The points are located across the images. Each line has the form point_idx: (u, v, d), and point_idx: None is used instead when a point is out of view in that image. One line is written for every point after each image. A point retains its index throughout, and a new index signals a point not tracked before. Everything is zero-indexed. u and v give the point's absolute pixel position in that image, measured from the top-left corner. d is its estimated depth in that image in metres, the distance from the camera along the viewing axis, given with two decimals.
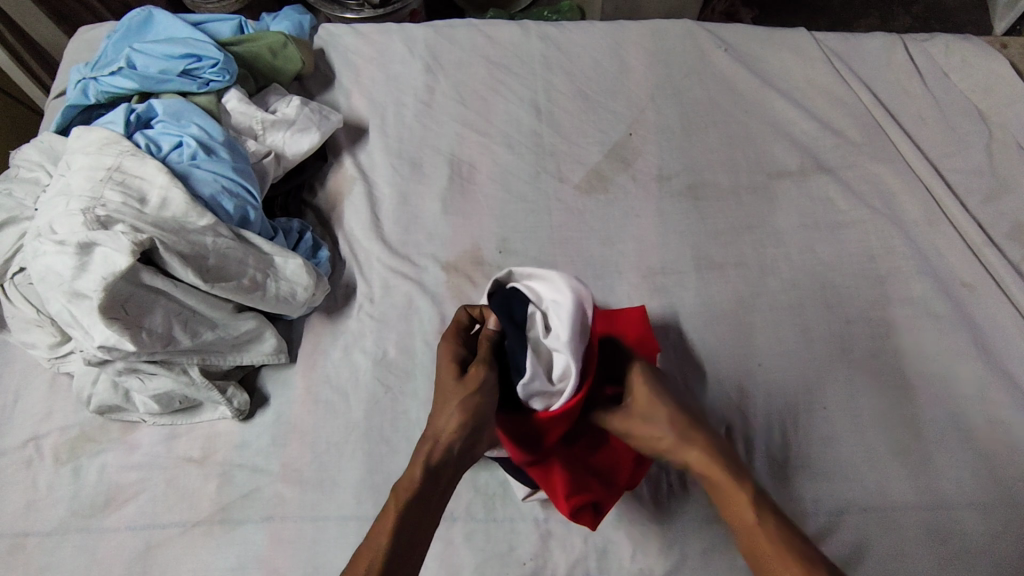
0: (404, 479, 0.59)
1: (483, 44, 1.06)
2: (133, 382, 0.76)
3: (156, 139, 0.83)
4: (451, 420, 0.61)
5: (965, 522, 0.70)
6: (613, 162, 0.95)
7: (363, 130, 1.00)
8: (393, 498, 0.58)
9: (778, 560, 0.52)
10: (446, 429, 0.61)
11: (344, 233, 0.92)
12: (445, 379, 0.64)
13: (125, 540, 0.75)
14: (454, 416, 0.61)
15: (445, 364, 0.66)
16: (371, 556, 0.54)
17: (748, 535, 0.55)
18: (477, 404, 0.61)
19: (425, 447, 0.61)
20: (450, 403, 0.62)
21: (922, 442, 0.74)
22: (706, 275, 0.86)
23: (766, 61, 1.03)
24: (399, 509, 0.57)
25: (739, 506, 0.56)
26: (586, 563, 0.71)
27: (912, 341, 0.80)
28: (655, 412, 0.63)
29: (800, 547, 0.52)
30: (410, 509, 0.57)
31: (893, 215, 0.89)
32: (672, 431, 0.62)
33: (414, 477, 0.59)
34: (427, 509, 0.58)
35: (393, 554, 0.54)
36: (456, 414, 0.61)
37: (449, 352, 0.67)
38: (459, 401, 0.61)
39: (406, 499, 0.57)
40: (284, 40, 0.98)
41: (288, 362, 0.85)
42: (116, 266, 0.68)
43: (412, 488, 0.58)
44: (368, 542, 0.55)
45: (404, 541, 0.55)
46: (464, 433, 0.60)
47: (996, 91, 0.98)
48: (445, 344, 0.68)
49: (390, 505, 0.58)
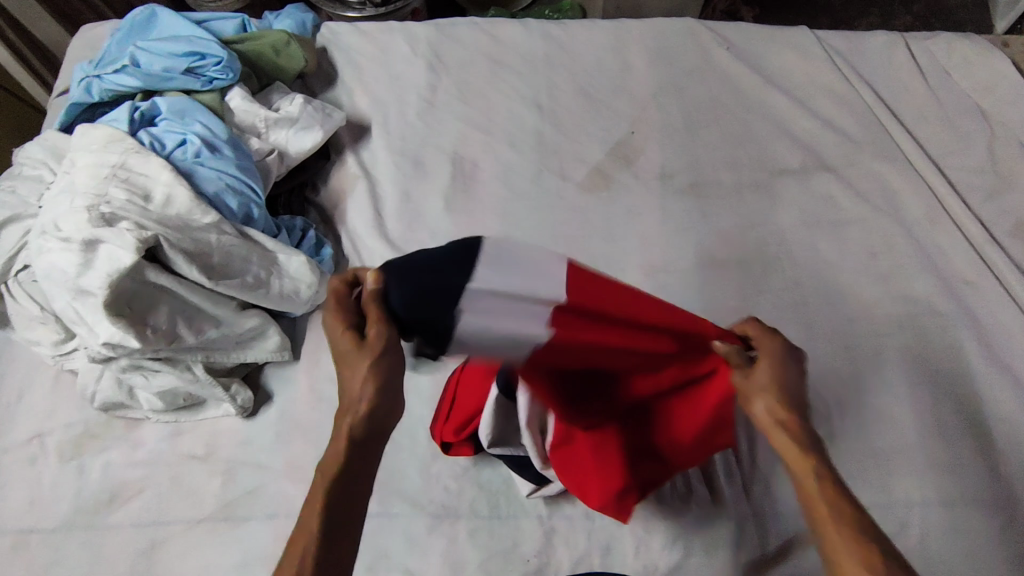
0: (325, 459, 0.55)
1: (485, 42, 1.06)
2: (136, 379, 0.76)
3: (160, 136, 0.83)
4: (363, 389, 0.55)
5: (968, 518, 0.70)
6: (615, 159, 0.96)
7: (365, 129, 1.00)
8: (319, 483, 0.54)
9: (841, 540, 0.49)
10: (357, 399, 0.55)
11: (347, 231, 0.93)
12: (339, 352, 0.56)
13: (130, 537, 0.75)
14: (360, 386, 0.55)
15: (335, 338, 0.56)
16: (305, 536, 0.53)
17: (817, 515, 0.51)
18: (380, 371, 0.55)
19: (338, 422, 0.56)
20: (355, 378, 0.55)
21: (925, 439, 0.74)
22: (708, 273, 0.86)
23: (768, 59, 1.03)
24: (329, 490, 0.54)
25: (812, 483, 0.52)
26: (589, 559, 0.71)
27: (914, 339, 0.80)
28: (774, 385, 0.55)
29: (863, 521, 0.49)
30: (339, 489, 0.54)
31: (894, 213, 0.89)
32: (772, 410, 0.55)
33: (339, 457, 0.55)
34: (353, 485, 0.55)
35: (326, 532, 0.53)
36: (364, 383, 0.55)
37: (335, 323, 0.57)
38: (363, 372, 0.55)
39: (332, 479, 0.54)
40: (287, 39, 0.99)
41: (292, 360, 0.84)
42: (120, 263, 0.68)
43: (335, 468, 0.54)
44: (302, 519, 0.54)
45: (338, 519, 0.54)
46: (377, 398, 0.55)
47: (998, 89, 0.98)
48: (330, 317, 0.57)
49: (317, 485, 0.55)
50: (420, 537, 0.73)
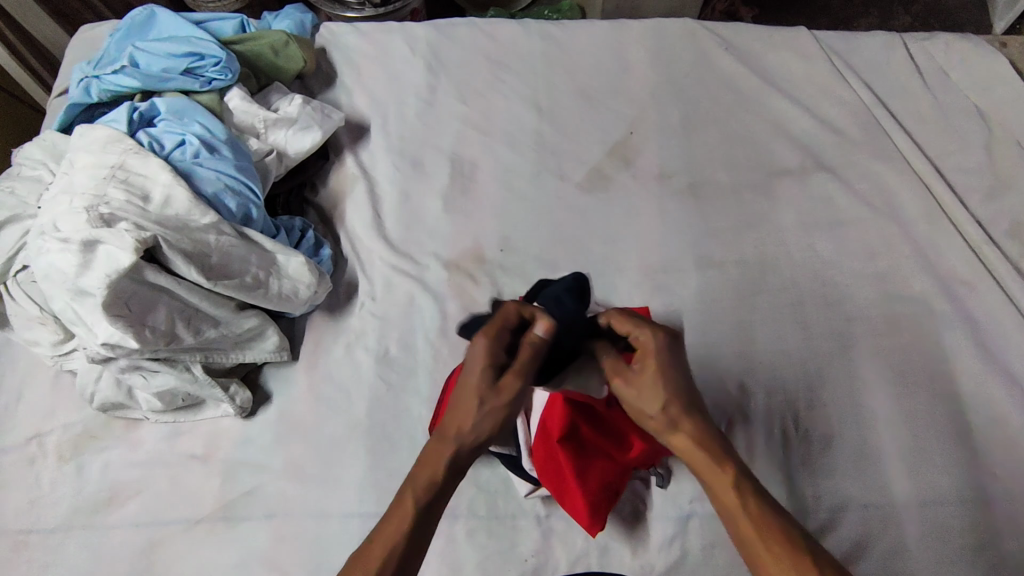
0: (420, 479, 0.56)
1: (484, 42, 1.06)
2: (135, 380, 0.76)
3: (159, 137, 0.83)
4: (478, 424, 0.57)
5: (965, 518, 0.70)
6: (614, 160, 0.96)
7: (364, 129, 1.00)
8: (408, 502, 0.56)
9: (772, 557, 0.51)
10: (469, 432, 0.57)
11: (346, 231, 0.93)
12: (477, 383, 0.57)
13: (128, 537, 0.75)
14: (484, 421, 0.57)
15: (475, 369, 0.58)
16: (382, 551, 0.54)
17: (738, 527, 0.54)
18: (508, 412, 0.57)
19: (438, 446, 0.57)
20: (485, 412, 0.57)
21: (923, 439, 0.74)
22: (707, 273, 0.86)
23: (767, 60, 1.03)
24: (416, 509, 0.55)
25: (724, 495, 0.54)
26: (587, 560, 0.72)
27: (911, 339, 0.81)
28: (655, 394, 0.57)
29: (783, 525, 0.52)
30: (424, 509, 0.56)
31: (892, 213, 0.89)
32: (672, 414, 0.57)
33: (434, 478, 0.56)
34: (436, 507, 0.57)
35: (407, 552, 0.55)
36: (484, 421, 0.57)
37: (487, 353, 0.57)
38: (488, 409, 0.57)
39: (424, 498, 0.56)
40: (286, 40, 0.99)
41: (290, 360, 0.85)
42: (119, 264, 0.69)
43: (431, 489, 0.56)
44: (381, 531, 0.55)
45: (417, 540, 0.55)
46: (484, 438, 0.58)
47: (996, 89, 0.99)
48: (484, 340, 0.58)
49: (405, 499, 0.56)
50: None
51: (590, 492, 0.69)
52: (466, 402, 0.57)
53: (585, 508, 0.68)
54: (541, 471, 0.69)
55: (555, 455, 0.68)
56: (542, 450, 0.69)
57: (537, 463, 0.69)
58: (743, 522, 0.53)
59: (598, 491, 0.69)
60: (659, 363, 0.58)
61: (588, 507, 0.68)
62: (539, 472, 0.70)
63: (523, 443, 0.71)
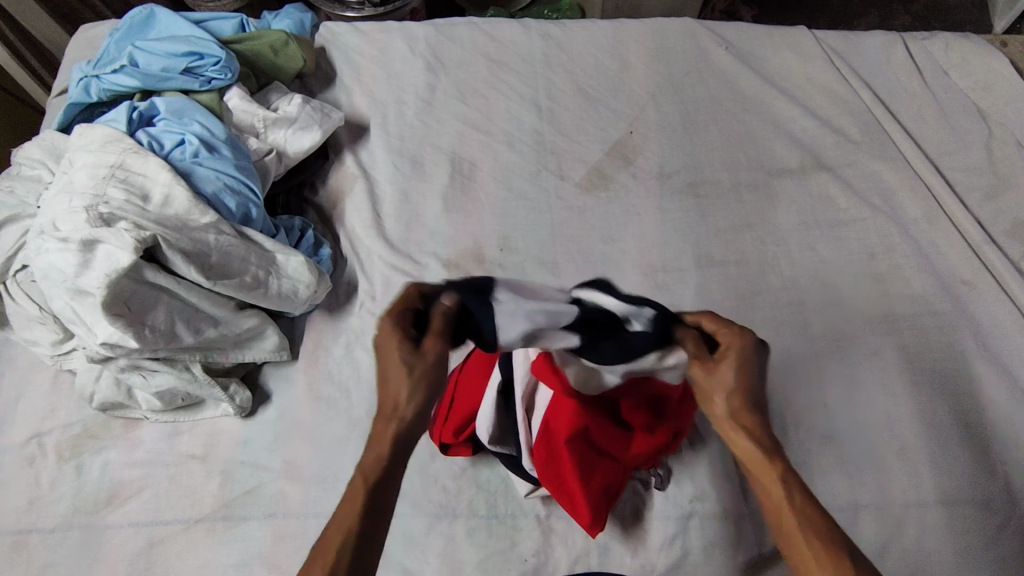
0: (366, 461, 0.56)
1: (484, 42, 1.06)
2: (135, 379, 0.76)
3: (159, 136, 0.83)
4: (412, 393, 0.56)
5: (965, 517, 0.70)
6: (614, 159, 0.96)
7: (364, 129, 1.00)
8: (358, 482, 0.55)
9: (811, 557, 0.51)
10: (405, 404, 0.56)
11: (346, 231, 0.93)
12: (398, 359, 0.57)
13: (128, 537, 0.75)
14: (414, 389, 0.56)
15: (388, 350, 0.57)
16: (339, 539, 0.53)
17: (778, 509, 0.54)
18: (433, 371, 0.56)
19: (380, 425, 0.57)
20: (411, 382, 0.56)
21: (924, 439, 0.74)
22: (707, 273, 0.86)
23: (767, 59, 1.03)
24: (366, 489, 0.54)
25: (773, 483, 0.55)
26: (587, 559, 0.72)
27: (911, 338, 0.80)
28: (731, 385, 0.58)
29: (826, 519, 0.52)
30: (374, 489, 0.55)
31: (892, 213, 0.89)
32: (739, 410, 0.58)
33: (381, 456, 0.56)
34: (388, 487, 0.56)
35: (363, 536, 0.53)
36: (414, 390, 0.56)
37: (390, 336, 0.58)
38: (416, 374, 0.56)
39: (372, 478, 0.55)
40: (285, 38, 0.99)
41: (290, 359, 0.85)
42: (119, 263, 0.68)
43: (378, 468, 0.55)
44: (336, 518, 0.54)
45: (371, 522, 0.54)
46: (423, 407, 0.57)
47: (996, 89, 0.99)
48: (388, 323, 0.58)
49: (355, 483, 0.55)
50: (418, 537, 0.73)
51: (592, 492, 0.68)
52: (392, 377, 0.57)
53: (588, 509, 0.68)
54: (544, 472, 0.69)
55: (561, 456, 0.67)
56: (546, 451, 0.68)
57: (540, 462, 0.68)
58: (785, 510, 0.54)
59: (601, 491, 0.69)
60: (740, 358, 0.58)
61: (591, 509, 0.68)
62: (540, 473, 0.69)
63: (524, 444, 0.69)
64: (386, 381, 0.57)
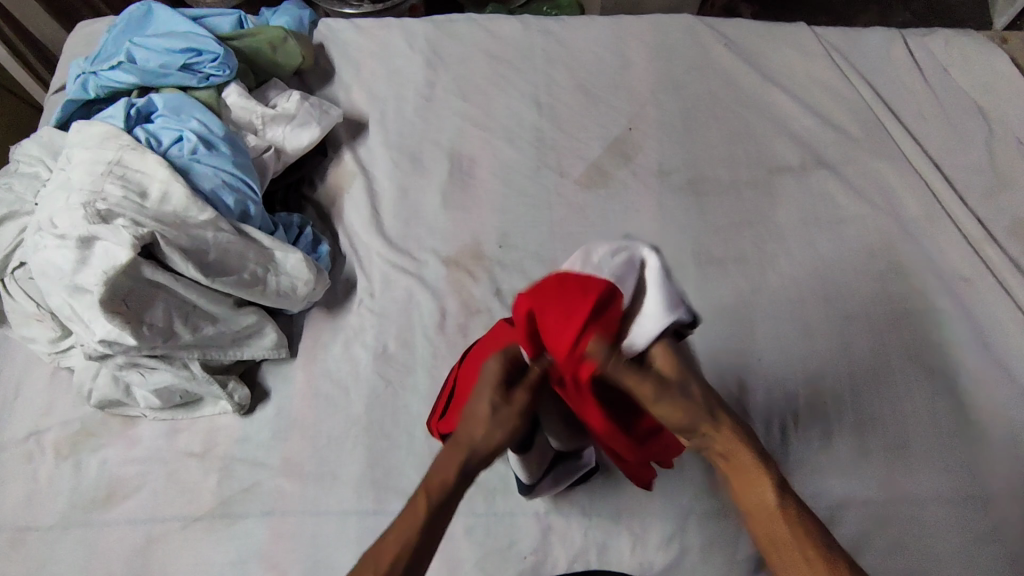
0: (435, 478, 0.55)
1: (483, 38, 1.05)
2: (133, 377, 0.77)
3: (155, 133, 0.83)
4: (490, 430, 0.57)
5: (962, 514, 0.70)
6: (613, 156, 0.95)
7: (363, 126, 1.00)
8: (422, 500, 0.53)
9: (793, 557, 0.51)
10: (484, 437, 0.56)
11: (345, 228, 0.93)
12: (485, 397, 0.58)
13: (127, 534, 0.75)
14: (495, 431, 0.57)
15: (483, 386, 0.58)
16: (394, 550, 0.51)
17: (769, 522, 0.53)
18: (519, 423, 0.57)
19: (450, 451, 0.56)
20: (497, 419, 0.57)
21: (920, 437, 0.74)
22: (706, 270, 0.86)
23: (767, 57, 1.03)
24: (430, 509, 0.53)
25: (767, 499, 0.53)
26: (586, 557, 0.72)
27: (910, 335, 0.80)
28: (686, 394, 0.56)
29: (822, 545, 0.50)
30: (439, 506, 0.53)
31: (892, 210, 0.89)
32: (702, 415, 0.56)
33: (448, 479, 0.55)
34: (450, 509, 0.54)
35: (417, 550, 0.51)
36: (497, 432, 0.56)
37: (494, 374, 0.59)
38: (499, 416, 0.57)
39: (439, 497, 0.54)
40: (283, 36, 0.99)
41: (289, 357, 0.84)
42: (116, 260, 0.68)
43: (446, 489, 0.54)
44: (393, 528, 0.52)
45: (430, 536, 0.52)
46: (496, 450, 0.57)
47: (997, 86, 0.98)
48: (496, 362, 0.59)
49: (419, 499, 0.54)
50: None
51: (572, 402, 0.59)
52: (478, 413, 0.57)
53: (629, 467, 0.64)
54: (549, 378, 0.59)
55: (576, 310, 0.56)
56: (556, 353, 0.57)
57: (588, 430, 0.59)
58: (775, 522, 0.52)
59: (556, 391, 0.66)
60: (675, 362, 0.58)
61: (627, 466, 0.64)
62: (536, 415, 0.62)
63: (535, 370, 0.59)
64: (470, 415, 0.57)
